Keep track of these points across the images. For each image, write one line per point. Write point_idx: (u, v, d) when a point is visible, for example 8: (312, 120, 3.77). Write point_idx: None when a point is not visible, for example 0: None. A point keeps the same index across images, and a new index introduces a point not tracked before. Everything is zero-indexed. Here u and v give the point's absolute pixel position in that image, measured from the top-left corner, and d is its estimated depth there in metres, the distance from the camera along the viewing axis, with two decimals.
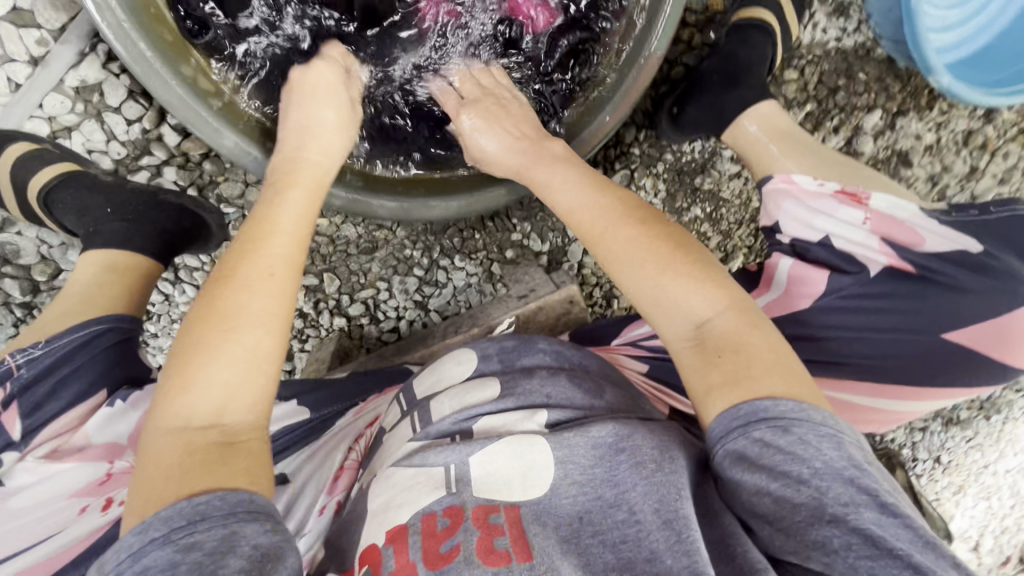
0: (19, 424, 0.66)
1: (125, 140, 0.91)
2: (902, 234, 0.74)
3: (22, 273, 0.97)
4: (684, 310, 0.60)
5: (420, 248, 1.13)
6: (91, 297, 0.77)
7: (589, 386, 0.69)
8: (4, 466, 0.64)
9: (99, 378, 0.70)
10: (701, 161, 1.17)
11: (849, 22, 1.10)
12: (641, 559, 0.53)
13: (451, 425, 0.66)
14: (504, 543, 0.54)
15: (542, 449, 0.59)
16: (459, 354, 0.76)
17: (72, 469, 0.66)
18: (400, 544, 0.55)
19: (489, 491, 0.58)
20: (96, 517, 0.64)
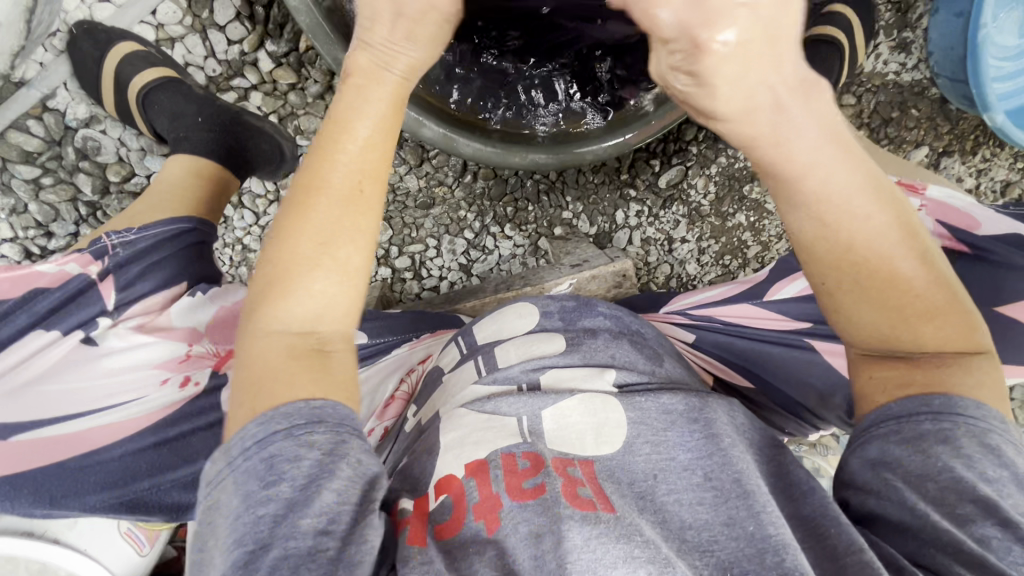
0: (114, 296, 0.67)
1: (222, 60, 0.96)
2: (957, 219, 0.83)
3: (97, 171, 0.99)
4: (889, 326, 0.51)
5: (474, 212, 1.16)
6: (176, 195, 0.81)
7: (649, 353, 0.74)
8: (98, 329, 0.66)
9: (181, 271, 0.72)
10: (751, 170, 1.21)
11: (909, 58, 1.14)
12: (720, 522, 0.53)
13: (519, 373, 0.68)
14: (588, 493, 0.53)
15: (616, 407, 0.61)
16: (521, 308, 0.79)
17: (157, 343, 0.68)
18: (481, 479, 0.55)
19: (562, 443, 0.59)
20: (175, 391, 0.67)
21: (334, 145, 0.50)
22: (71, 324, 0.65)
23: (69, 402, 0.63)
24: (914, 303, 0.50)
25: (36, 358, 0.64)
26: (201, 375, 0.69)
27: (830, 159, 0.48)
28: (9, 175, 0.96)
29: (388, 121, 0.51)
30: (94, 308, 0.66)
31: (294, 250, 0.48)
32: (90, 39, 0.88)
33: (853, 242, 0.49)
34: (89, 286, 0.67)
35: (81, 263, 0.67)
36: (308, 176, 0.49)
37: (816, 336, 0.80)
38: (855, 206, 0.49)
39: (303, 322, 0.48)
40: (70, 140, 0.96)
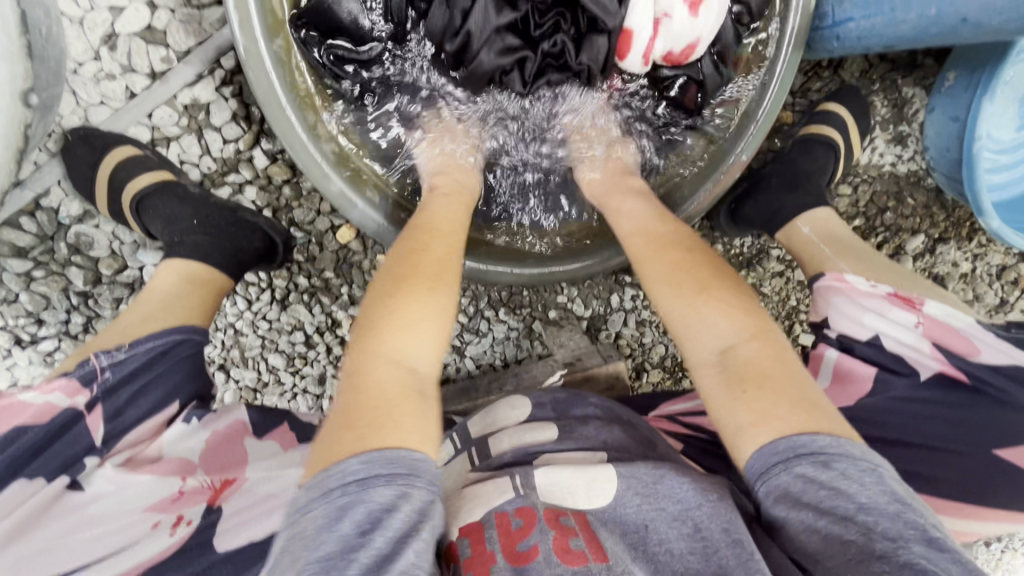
0: (102, 429, 0.67)
1: (218, 157, 0.96)
2: (955, 342, 0.75)
3: (90, 264, 0.99)
4: (712, 337, 0.67)
5: (468, 296, 1.16)
6: (170, 305, 0.81)
7: (640, 439, 0.77)
8: (85, 470, 0.65)
9: (174, 390, 0.72)
10: (748, 256, 1.20)
11: (906, 150, 1.15)
12: (709, 570, 0.58)
13: (512, 457, 0.75)
14: (580, 543, 0.61)
15: (604, 464, 0.67)
16: (513, 399, 0.84)
17: (147, 480, 0.67)
18: (475, 538, 0.63)
19: (553, 499, 0.65)
20: (165, 535, 0.65)
21: (432, 233, 0.75)
22: (55, 470, 0.64)
23: (53, 560, 0.61)
24: (727, 331, 0.67)
25: (19, 513, 0.61)
26: (194, 513, 0.67)
27: (667, 231, 0.78)
28: (2, 268, 0.97)
29: (455, 225, 0.78)
30: (81, 446, 0.66)
31: (397, 302, 0.66)
32: (85, 144, 0.88)
33: (689, 308, 0.69)
34: (76, 418, 0.66)
35: (68, 393, 0.66)
36: (411, 249, 0.72)
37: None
38: (658, 281, 0.74)
39: (401, 364, 0.63)
40: (63, 235, 0.96)
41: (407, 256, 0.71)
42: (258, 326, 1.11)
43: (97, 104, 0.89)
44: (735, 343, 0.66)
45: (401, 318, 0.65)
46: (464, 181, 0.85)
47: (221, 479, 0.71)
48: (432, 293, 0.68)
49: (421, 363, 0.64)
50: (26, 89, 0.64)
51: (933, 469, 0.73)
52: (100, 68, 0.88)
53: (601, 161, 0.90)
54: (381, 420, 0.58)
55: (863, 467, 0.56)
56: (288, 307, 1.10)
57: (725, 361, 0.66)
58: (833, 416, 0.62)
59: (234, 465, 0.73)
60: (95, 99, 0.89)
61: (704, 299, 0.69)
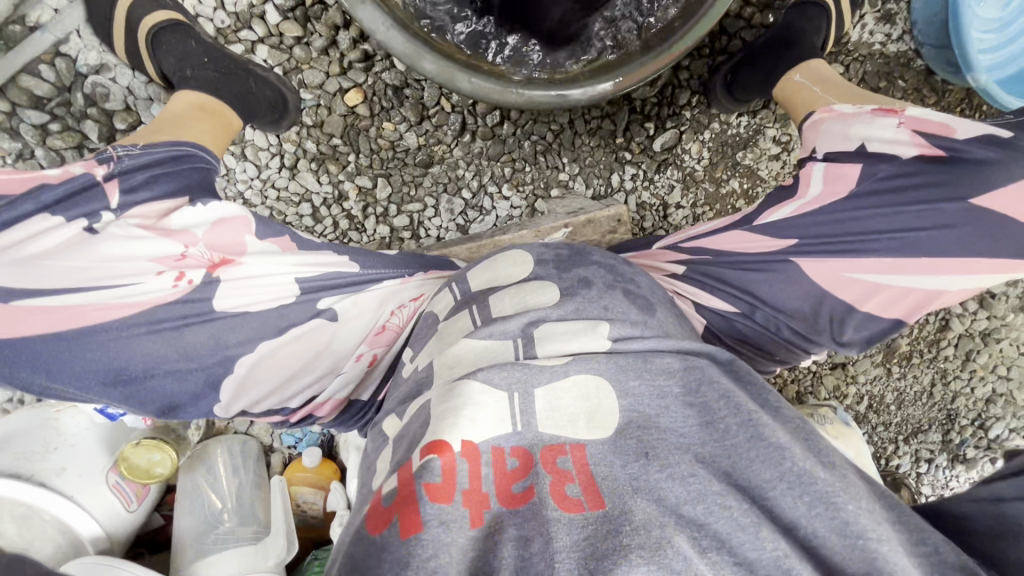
0: (118, 197, 0.66)
1: (231, 12, 1.00)
2: (934, 129, 0.72)
3: (105, 119, 1.02)
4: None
5: (472, 171, 1.18)
6: (184, 124, 0.83)
7: (641, 303, 0.75)
8: (102, 221, 0.64)
9: (188, 188, 0.72)
10: (744, 137, 1.23)
11: (895, 29, 1.19)
12: (712, 492, 0.54)
13: (516, 329, 0.68)
14: (575, 490, 0.56)
15: (609, 394, 0.62)
16: (514, 257, 0.80)
17: (154, 241, 0.65)
18: (475, 464, 0.57)
19: (554, 425, 0.60)
20: (169, 286, 0.67)
21: None
22: (74, 211, 0.63)
23: (62, 278, 0.62)
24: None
25: (30, 236, 0.61)
26: (196, 275, 0.68)
27: None
28: (20, 119, 1.00)
29: None
30: (97, 205, 0.64)
31: None
32: None
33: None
34: (92, 185, 0.65)
35: (86, 169, 0.66)
36: None
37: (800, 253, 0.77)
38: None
39: None
40: (79, 87, 0.99)
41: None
42: (268, 196, 1.13)
43: None
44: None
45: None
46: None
47: (222, 257, 0.70)
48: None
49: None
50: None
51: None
52: None
53: None
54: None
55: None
56: (297, 176, 1.12)
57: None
58: None
59: (235, 249, 0.71)
60: None
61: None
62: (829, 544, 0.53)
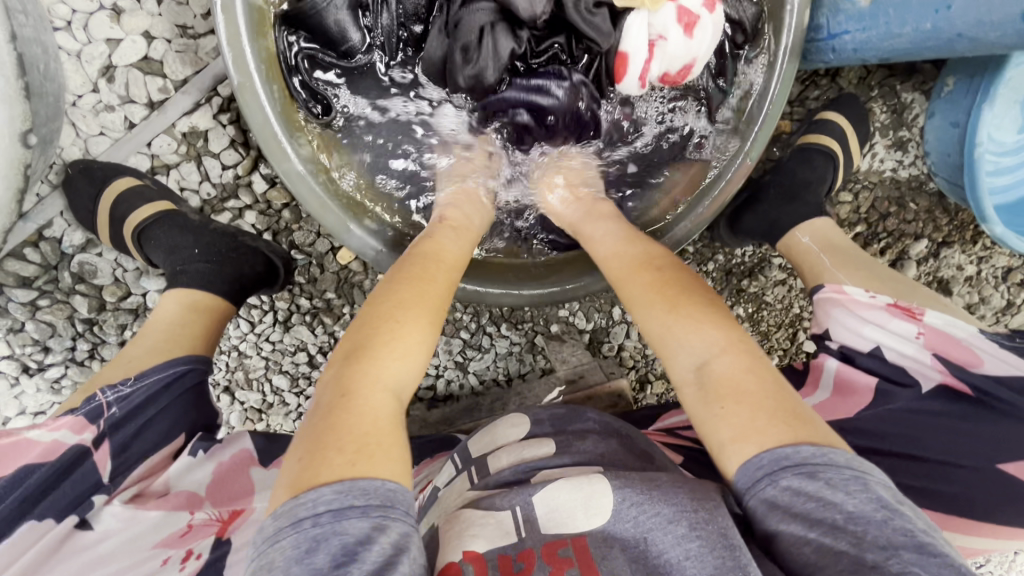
0: (110, 465, 0.69)
1: (217, 183, 0.96)
2: (956, 351, 0.76)
3: (94, 292, 1.00)
4: (735, 378, 0.65)
5: (470, 313, 1.16)
6: (175, 335, 0.82)
7: (639, 450, 0.77)
8: (93, 508, 0.67)
9: (179, 419, 0.75)
10: (749, 265, 1.20)
11: (907, 155, 1.14)
12: (709, 574, 0.56)
13: (511, 476, 0.72)
14: (574, 574, 0.59)
15: (599, 480, 0.64)
16: (511, 416, 0.82)
17: (154, 517, 0.68)
18: (478, 564, 0.60)
19: (556, 525, 0.62)
20: (175, 570, 0.64)
21: None
22: (64, 509, 0.65)
23: None
24: (747, 377, 0.65)
25: (28, 553, 0.62)
26: (203, 547, 0.66)
27: (635, 252, 0.79)
28: (7, 299, 0.98)
29: None
30: (89, 483, 0.68)
31: None
32: (84, 176, 0.88)
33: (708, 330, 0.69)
34: (83, 454, 0.68)
35: (74, 429, 0.68)
36: None
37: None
38: (628, 278, 0.77)
39: None
40: (67, 265, 0.97)
41: (421, 267, 0.72)
42: (262, 348, 1.11)
43: (96, 135, 0.89)
44: (748, 382, 0.64)
45: (407, 296, 0.69)
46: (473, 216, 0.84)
47: (227, 510, 0.72)
48: (428, 289, 0.71)
49: (401, 355, 0.65)
50: (24, 130, 0.64)
51: (936, 483, 0.73)
52: (99, 99, 0.87)
53: (568, 187, 0.89)
54: (375, 362, 0.63)
55: (885, 488, 0.57)
56: (291, 330, 1.10)
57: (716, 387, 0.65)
58: (812, 426, 0.61)
59: (239, 496, 0.74)
60: (95, 130, 0.89)
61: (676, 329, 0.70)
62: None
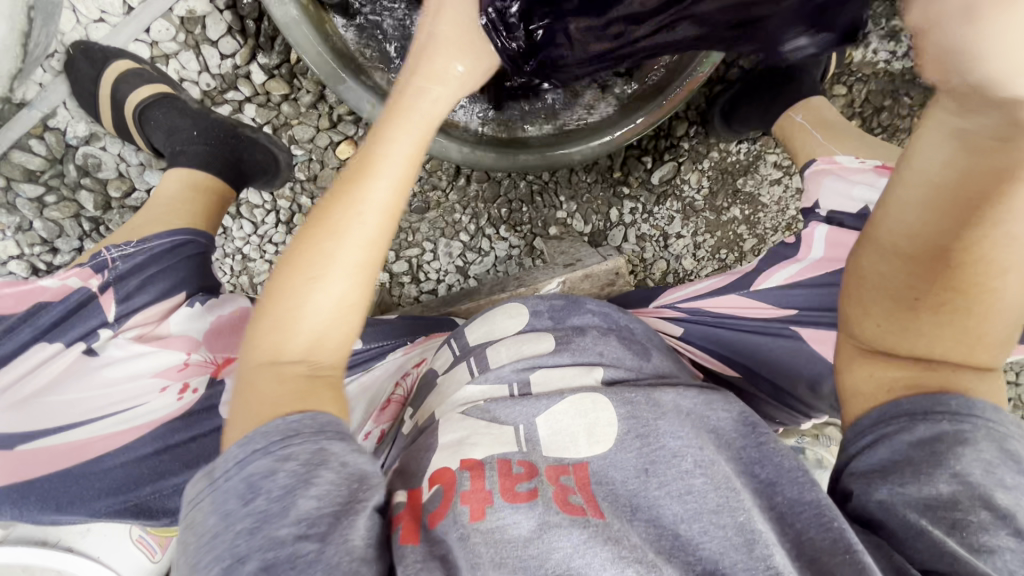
0: (114, 308, 0.68)
1: (216, 74, 0.97)
2: None
3: (99, 187, 1.02)
4: (926, 320, 0.48)
5: (469, 214, 1.17)
6: (175, 208, 0.82)
7: (637, 349, 0.72)
8: (99, 340, 0.67)
9: (182, 282, 0.74)
10: (744, 164, 1.21)
11: (900, 46, 1.15)
12: (708, 510, 0.51)
13: (510, 373, 0.66)
14: (578, 500, 0.52)
15: (604, 405, 0.59)
16: (511, 308, 0.76)
17: (152, 353, 0.68)
18: (476, 471, 0.54)
19: (557, 448, 0.57)
20: (173, 399, 0.68)
21: None
22: (72, 337, 0.66)
23: (71, 411, 0.64)
24: (945, 326, 0.48)
25: (37, 371, 0.65)
26: (200, 382, 0.70)
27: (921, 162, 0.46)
28: (15, 194, 1.00)
29: None
30: (96, 320, 0.67)
31: None
32: (85, 59, 0.90)
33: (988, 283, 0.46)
34: (88, 298, 0.68)
35: (82, 278, 0.69)
36: None
37: (801, 322, 0.78)
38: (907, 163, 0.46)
39: None
40: (71, 158, 0.99)
41: (361, 162, 0.56)
42: (265, 251, 1.13)
43: (96, 20, 0.91)
44: (946, 340, 0.48)
45: (355, 201, 0.54)
46: (441, 58, 0.64)
47: (225, 357, 0.72)
48: (368, 190, 0.54)
49: (356, 258, 0.53)
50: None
51: None
52: None
53: None
54: (318, 287, 0.52)
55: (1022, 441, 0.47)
56: (293, 231, 1.12)
57: (927, 368, 0.49)
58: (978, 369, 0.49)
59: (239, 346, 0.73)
60: (95, 15, 0.91)
61: (918, 223, 0.47)
62: (832, 556, 0.47)
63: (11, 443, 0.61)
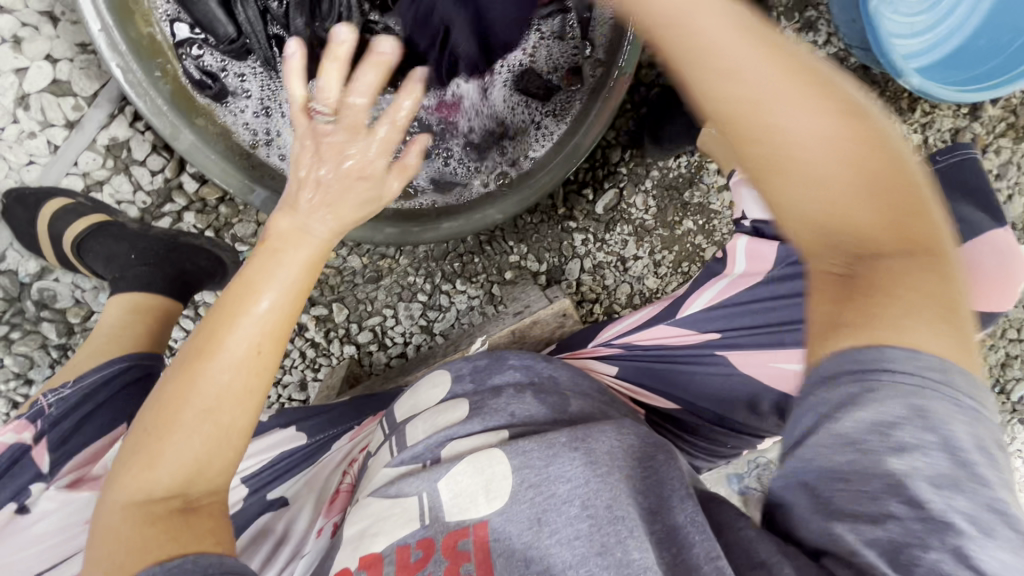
0: (48, 458, 0.70)
1: (150, 190, 1.00)
2: None
3: (59, 316, 1.04)
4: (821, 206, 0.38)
5: (422, 275, 1.18)
6: (119, 336, 0.80)
7: (553, 400, 0.63)
8: (32, 495, 0.68)
9: (121, 413, 0.75)
10: (687, 176, 1.21)
11: (820, 35, 1.15)
12: (592, 552, 0.47)
13: (424, 449, 0.59)
14: (470, 568, 0.50)
15: (501, 458, 0.53)
16: (434, 376, 0.71)
17: (85, 498, 0.68)
18: (373, 572, 0.51)
19: (457, 512, 0.53)
20: None
21: None
22: (4, 498, 0.67)
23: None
24: (826, 183, 0.38)
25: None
26: None
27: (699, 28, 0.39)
28: None
29: None
30: (29, 475, 0.68)
31: None
32: (19, 203, 0.93)
33: (850, 190, 0.38)
34: (21, 452, 0.69)
35: (17, 431, 0.70)
36: None
37: (724, 345, 0.71)
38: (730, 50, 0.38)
39: None
40: (28, 294, 1.03)
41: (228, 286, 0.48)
42: None
43: (26, 164, 0.94)
44: (843, 195, 0.38)
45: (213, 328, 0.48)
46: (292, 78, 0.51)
47: None
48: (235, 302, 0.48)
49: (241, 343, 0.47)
50: None
51: None
52: (20, 129, 0.93)
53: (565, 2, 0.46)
54: (176, 432, 0.47)
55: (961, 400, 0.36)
56: None
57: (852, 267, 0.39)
58: (951, 324, 0.37)
59: None
60: (24, 159, 0.94)
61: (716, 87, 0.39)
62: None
63: None
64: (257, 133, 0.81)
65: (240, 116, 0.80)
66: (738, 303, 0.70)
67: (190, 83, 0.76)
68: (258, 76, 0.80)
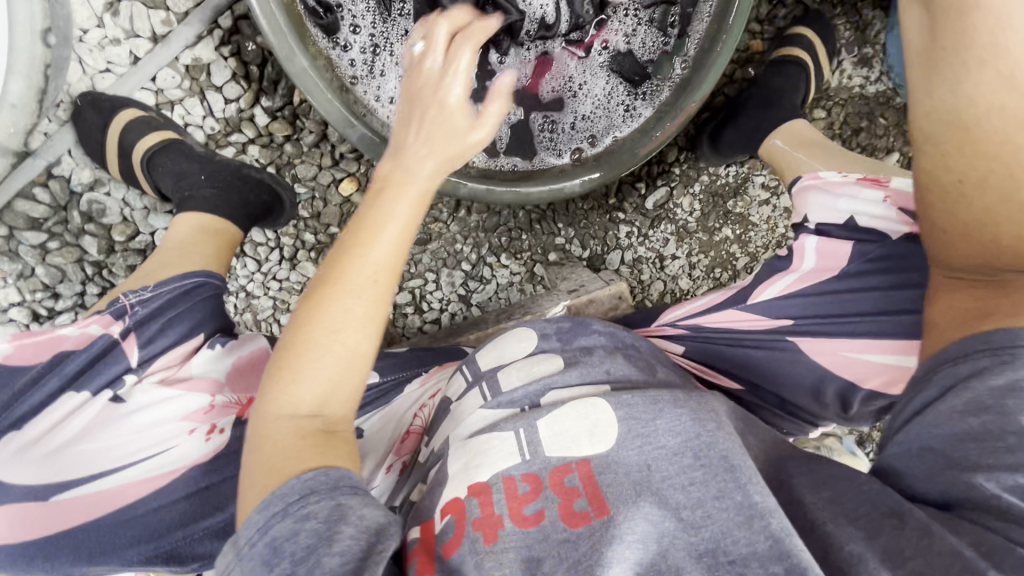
0: (137, 352, 0.69)
1: (220, 117, 0.99)
2: None
3: (103, 232, 1.02)
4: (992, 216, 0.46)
5: (470, 244, 1.20)
6: (191, 250, 0.82)
7: (641, 364, 0.68)
8: (124, 387, 0.68)
9: (199, 323, 0.73)
10: (734, 186, 1.26)
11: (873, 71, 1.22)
12: (710, 496, 0.50)
13: (523, 395, 0.63)
14: (583, 504, 0.52)
15: (604, 407, 0.57)
16: (519, 332, 0.73)
17: (181, 397, 0.69)
18: (485, 498, 0.53)
19: (558, 448, 0.56)
20: (202, 441, 0.68)
21: None
22: (100, 385, 0.67)
23: (99, 460, 0.65)
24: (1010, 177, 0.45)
25: (68, 419, 0.65)
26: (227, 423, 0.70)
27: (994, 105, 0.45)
28: (17, 242, 0.99)
29: None
30: (119, 366, 0.68)
31: None
32: (93, 107, 0.92)
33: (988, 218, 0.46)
34: (111, 345, 0.68)
35: (102, 324, 0.69)
36: None
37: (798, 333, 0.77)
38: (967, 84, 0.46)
39: None
40: (75, 205, 1.00)
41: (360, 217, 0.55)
42: (269, 288, 1.10)
43: (103, 70, 0.94)
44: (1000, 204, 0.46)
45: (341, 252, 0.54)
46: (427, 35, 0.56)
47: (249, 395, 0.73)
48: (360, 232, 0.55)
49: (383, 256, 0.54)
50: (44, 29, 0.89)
51: None
52: (105, 34, 0.92)
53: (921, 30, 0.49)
54: (313, 351, 0.52)
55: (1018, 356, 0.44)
56: (296, 266, 1.10)
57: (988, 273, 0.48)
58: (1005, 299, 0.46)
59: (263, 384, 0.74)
60: (102, 65, 0.94)
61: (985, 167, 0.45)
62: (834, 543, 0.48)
63: (46, 494, 0.62)
64: (357, 69, 0.83)
65: (347, 50, 0.81)
66: (810, 294, 0.76)
67: (304, 10, 0.77)
68: (368, 14, 0.80)
